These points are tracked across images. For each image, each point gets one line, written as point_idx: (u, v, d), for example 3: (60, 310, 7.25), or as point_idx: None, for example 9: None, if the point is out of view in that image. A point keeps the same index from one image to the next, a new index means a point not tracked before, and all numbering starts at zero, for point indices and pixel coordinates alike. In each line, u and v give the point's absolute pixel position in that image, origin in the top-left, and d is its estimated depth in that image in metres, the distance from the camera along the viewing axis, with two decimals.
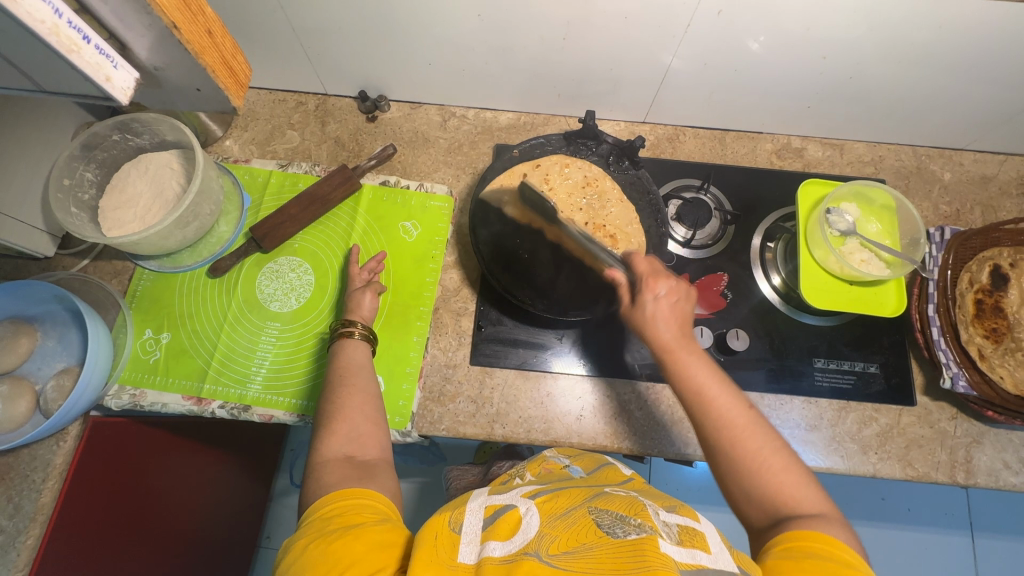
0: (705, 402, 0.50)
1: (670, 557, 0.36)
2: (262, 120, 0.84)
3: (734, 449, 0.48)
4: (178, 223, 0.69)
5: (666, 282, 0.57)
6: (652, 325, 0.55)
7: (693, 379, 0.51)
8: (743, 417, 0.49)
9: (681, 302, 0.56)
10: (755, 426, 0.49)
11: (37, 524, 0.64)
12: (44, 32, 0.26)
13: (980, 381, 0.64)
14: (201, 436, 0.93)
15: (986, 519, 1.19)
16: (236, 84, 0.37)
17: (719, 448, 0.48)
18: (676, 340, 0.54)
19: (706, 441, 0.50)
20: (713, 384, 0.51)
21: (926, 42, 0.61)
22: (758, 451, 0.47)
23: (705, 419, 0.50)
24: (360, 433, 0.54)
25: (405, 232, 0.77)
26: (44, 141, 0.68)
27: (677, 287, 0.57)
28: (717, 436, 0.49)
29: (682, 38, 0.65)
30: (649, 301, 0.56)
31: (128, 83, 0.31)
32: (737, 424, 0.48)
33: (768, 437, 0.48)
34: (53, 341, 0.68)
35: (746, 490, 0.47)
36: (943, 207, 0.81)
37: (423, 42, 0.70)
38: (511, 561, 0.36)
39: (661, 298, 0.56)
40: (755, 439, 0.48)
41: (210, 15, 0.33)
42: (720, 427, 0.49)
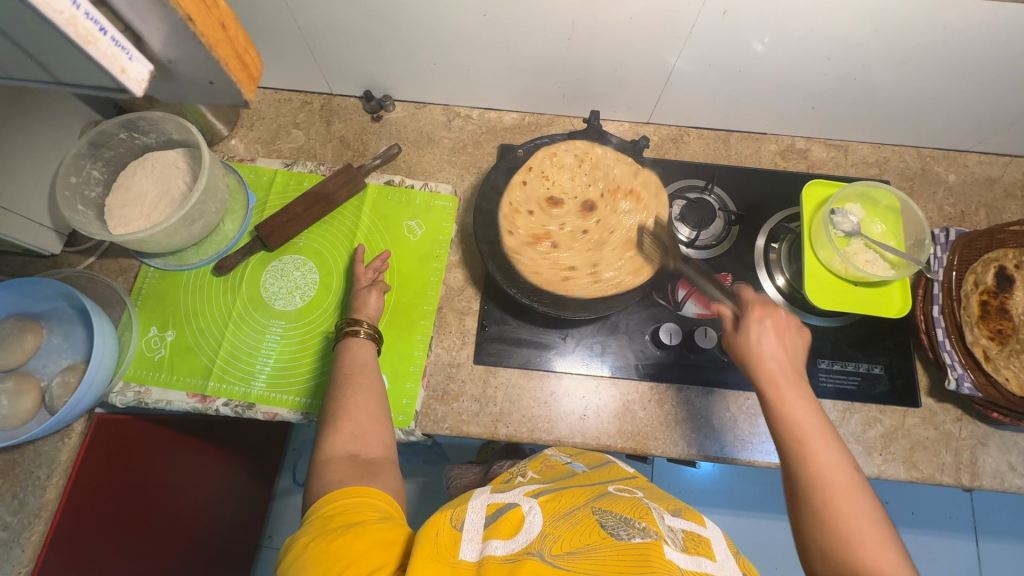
0: (804, 444, 0.51)
1: (674, 562, 0.36)
2: (267, 119, 0.84)
3: (826, 498, 0.48)
4: (184, 221, 0.69)
5: (776, 317, 0.59)
6: (757, 349, 0.57)
7: (795, 420, 0.53)
8: (845, 476, 0.49)
9: (785, 332, 0.59)
10: (857, 492, 0.48)
11: (41, 520, 0.64)
12: (62, 23, 0.26)
13: (985, 382, 0.64)
14: (205, 434, 0.93)
15: (991, 523, 1.19)
16: (251, 78, 0.36)
17: (807, 494, 0.49)
18: (781, 374, 0.56)
19: (794, 484, 0.51)
20: (816, 433, 0.52)
21: (932, 43, 0.61)
22: (853, 515, 0.47)
23: (800, 460, 0.51)
24: (364, 431, 0.54)
25: (409, 231, 0.77)
26: (51, 139, 0.68)
27: (781, 319, 0.59)
28: (808, 493, 0.49)
29: (686, 39, 0.65)
30: (757, 327, 0.59)
31: (142, 75, 0.32)
32: (836, 484, 0.48)
33: (869, 506, 0.48)
34: (59, 337, 0.68)
35: (827, 544, 0.46)
36: (947, 208, 0.80)
37: (428, 41, 0.70)
38: (514, 560, 0.36)
39: (766, 329, 0.58)
40: (847, 497, 0.48)
41: (223, 8, 0.32)
42: (811, 472, 0.50)
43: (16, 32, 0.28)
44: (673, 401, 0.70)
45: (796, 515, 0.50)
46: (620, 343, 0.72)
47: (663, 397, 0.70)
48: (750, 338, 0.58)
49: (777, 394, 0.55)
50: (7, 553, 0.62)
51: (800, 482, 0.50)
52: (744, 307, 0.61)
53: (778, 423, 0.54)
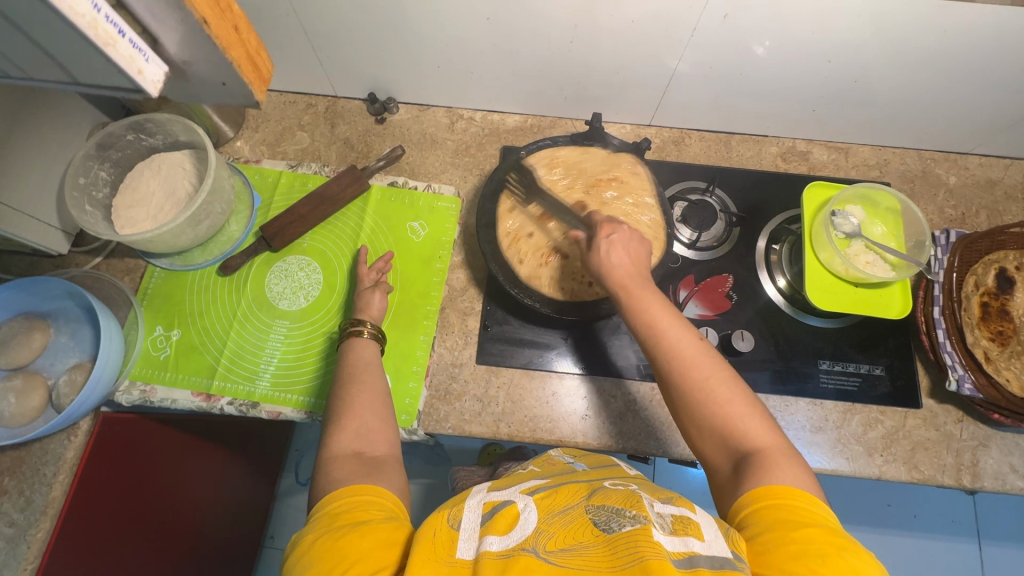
0: (657, 333, 0.53)
1: (660, 545, 0.36)
2: (272, 121, 0.85)
3: (687, 383, 0.50)
4: (190, 222, 0.70)
5: (615, 225, 0.60)
6: (606, 262, 0.58)
7: (646, 313, 0.54)
8: (700, 354, 0.51)
9: (631, 242, 0.59)
10: (704, 356, 0.51)
11: (48, 517, 0.65)
12: (84, 26, 0.27)
13: (986, 383, 0.64)
14: (210, 434, 0.94)
15: (994, 527, 1.18)
16: (260, 79, 0.37)
17: (674, 383, 0.51)
18: (630, 277, 0.57)
19: (661, 376, 0.52)
20: (665, 319, 0.53)
21: (932, 46, 0.62)
22: (714, 389, 0.49)
23: (659, 353, 0.52)
24: (369, 429, 0.55)
25: (412, 232, 0.78)
26: (60, 140, 0.69)
27: (625, 229, 0.60)
28: (671, 379, 0.51)
29: (687, 42, 0.66)
30: (604, 243, 0.59)
31: (157, 76, 0.32)
32: (686, 355, 0.51)
33: (717, 367, 0.51)
34: (66, 336, 0.69)
35: (699, 421, 0.49)
36: (948, 210, 0.81)
37: (432, 44, 0.71)
38: (508, 556, 0.37)
39: (613, 240, 0.59)
40: (708, 375, 0.50)
41: (237, 11, 0.33)
42: (669, 359, 0.51)
43: (38, 33, 0.29)
44: None
45: (672, 406, 0.52)
46: (622, 343, 0.73)
47: (664, 397, 0.71)
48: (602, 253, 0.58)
49: (631, 298, 0.55)
50: (13, 550, 0.63)
51: (665, 374, 0.52)
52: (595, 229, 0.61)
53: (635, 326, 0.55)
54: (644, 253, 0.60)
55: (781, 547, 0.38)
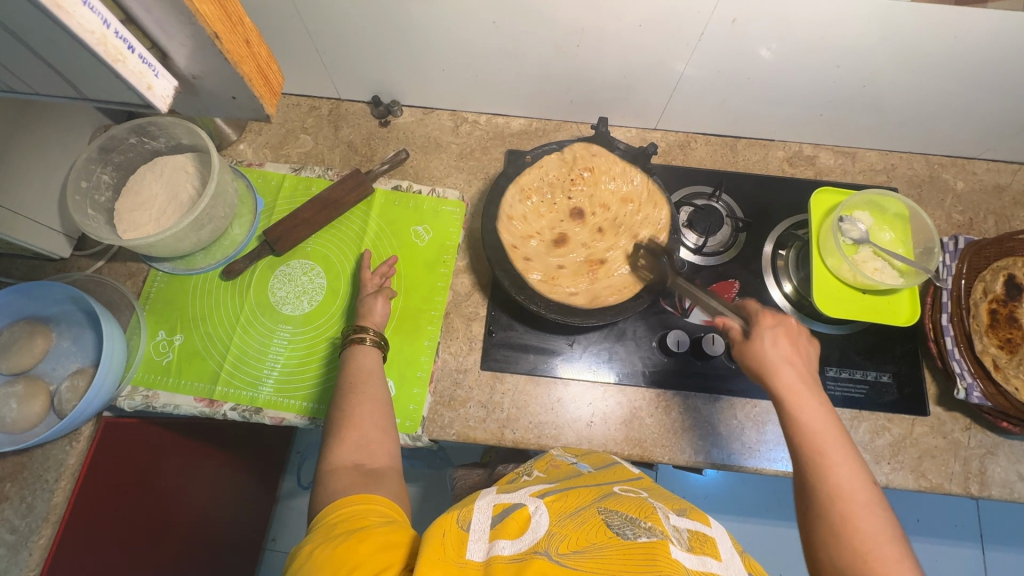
0: (823, 458, 0.49)
1: (680, 562, 0.36)
2: (275, 124, 0.84)
3: (843, 519, 0.46)
4: (194, 226, 0.69)
5: (785, 325, 0.56)
6: (763, 355, 0.54)
7: (809, 430, 0.50)
8: (864, 490, 0.47)
9: (797, 339, 0.55)
10: (874, 505, 0.46)
11: (48, 524, 0.64)
12: (93, 42, 0.26)
13: (995, 392, 0.64)
14: (210, 437, 0.93)
15: (998, 532, 1.18)
16: (270, 91, 0.37)
17: (823, 512, 0.47)
18: (796, 382, 0.53)
19: (810, 499, 0.49)
20: (834, 447, 0.49)
21: (941, 51, 0.61)
22: (872, 535, 0.45)
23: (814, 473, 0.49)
24: (369, 440, 0.54)
25: (416, 236, 0.77)
26: (62, 143, 0.68)
27: (791, 327, 0.56)
28: (824, 505, 0.47)
29: (695, 46, 0.65)
30: (767, 334, 0.55)
31: (167, 90, 0.32)
32: (853, 495, 0.47)
33: (887, 522, 0.46)
34: (67, 341, 0.69)
35: (842, 563, 0.44)
36: (955, 216, 0.80)
37: (438, 47, 0.71)
38: (520, 560, 0.36)
39: (779, 335, 0.55)
40: (865, 515, 0.45)
41: (248, 24, 0.33)
42: (829, 489, 0.47)
43: (46, 48, 0.28)
44: (680, 407, 0.70)
45: (810, 535, 0.48)
46: (627, 349, 0.72)
47: (670, 403, 0.70)
48: (761, 347, 0.54)
49: (795, 405, 0.52)
50: (14, 557, 0.62)
51: (817, 499, 0.48)
52: (752, 318, 0.57)
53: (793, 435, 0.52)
54: (808, 360, 0.55)
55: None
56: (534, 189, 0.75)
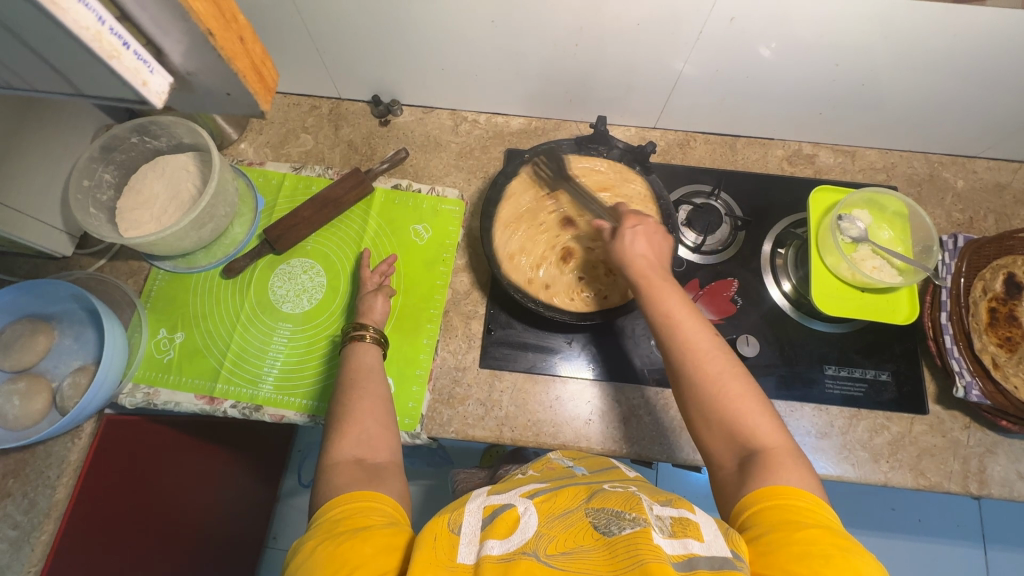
0: (672, 324, 0.54)
1: (662, 550, 0.36)
2: (276, 123, 0.85)
3: (699, 376, 0.51)
4: (194, 224, 0.70)
5: (642, 223, 0.63)
6: (628, 251, 0.61)
7: (663, 305, 0.56)
8: (708, 342, 0.53)
9: (654, 236, 0.62)
10: (716, 351, 0.52)
11: (51, 520, 0.64)
12: (88, 38, 0.27)
13: (995, 391, 0.64)
14: (211, 435, 0.94)
15: (1000, 532, 1.18)
16: (266, 89, 0.37)
17: (684, 374, 0.52)
18: (649, 268, 0.59)
19: (671, 366, 0.53)
20: (680, 310, 0.55)
21: (940, 48, 0.61)
22: (720, 377, 0.50)
23: (671, 340, 0.54)
24: (370, 436, 0.54)
25: (416, 235, 0.78)
26: (65, 142, 0.69)
27: (649, 225, 0.63)
28: (679, 366, 0.52)
29: (694, 44, 0.65)
30: (629, 233, 0.62)
31: (162, 87, 0.32)
32: (700, 349, 0.52)
33: (729, 363, 0.51)
34: (70, 339, 0.69)
35: (708, 416, 0.50)
36: (955, 214, 0.80)
37: (437, 46, 0.71)
38: (509, 560, 0.37)
39: (638, 232, 0.62)
40: (719, 368, 0.51)
41: (242, 21, 0.33)
42: (683, 351, 0.52)
43: (43, 45, 0.29)
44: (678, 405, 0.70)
45: (681, 401, 0.52)
46: (627, 348, 0.72)
47: (669, 402, 0.70)
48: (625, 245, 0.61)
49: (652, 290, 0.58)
50: (16, 553, 0.63)
51: (679, 364, 0.52)
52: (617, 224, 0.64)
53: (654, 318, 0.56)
54: (665, 251, 0.62)
55: (785, 548, 0.38)
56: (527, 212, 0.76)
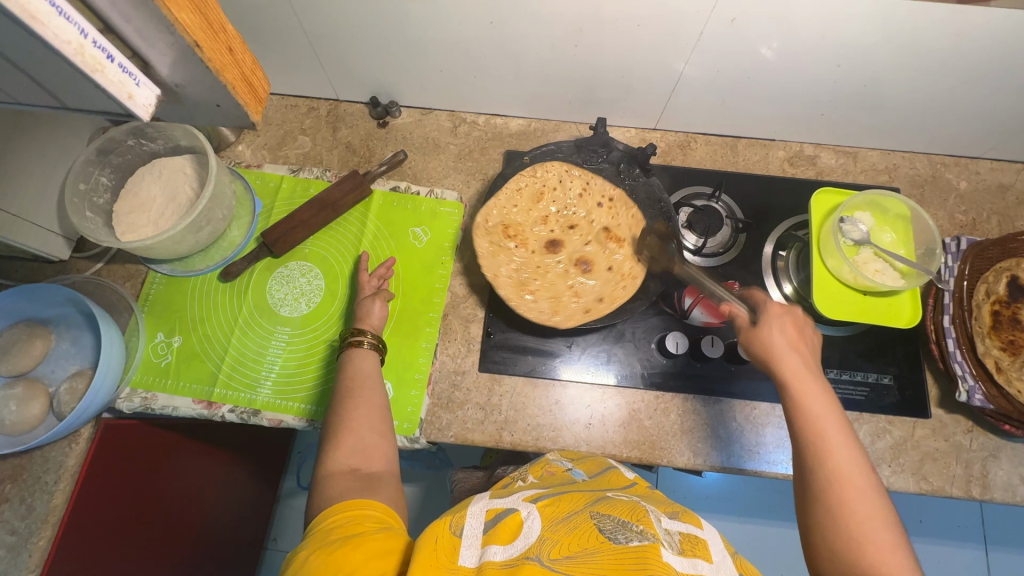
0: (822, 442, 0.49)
1: (671, 566, 0.35)
2: (274, 125, 0.84)
3: (840, 501, 0.46)
4: (191, 228, 0.69)
5: (790, 314, 0.57)
6: (768, 341, 0.55)
7: (811, 417, 0.50)
8: (861, 473, 0.47)
9: (803, 328, 0.57)
10: (870, 488, 0.46)
11: (48, 525, 0.64)
12: (70, 52, 0.26)
13: (998, 395, 0.63)
14: (210, 437, 0.94)
15: (1001, 532, 1.17)
16: (256, 99, 0.37)
17: (822, 495, 0.47)
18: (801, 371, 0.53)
19: (808, 483, 0.48)
20: (832, 429, 0.49)
21: (943, 49, 0.61)
22: (866, 514, 0.45)
23: (814, 458, 0.48)
24: (365, 445, 0.54)
25: (415, 238, 0.77)
26: (61, 146, 0.69)
27: (796, 316, 0.57)
28: (821, 485, 0.47)
29: (695, 45, 0.64)
30: (775, 321, 0.56)
31: (149, 99, 0.32)
32: (852, 480, 0.46)
33: (880, 505, 0.45)
34: (67, 343, 0.69)
35: (836, 546, 0.44)
36: (958, 216, 0.80)
37: (435, 48, 0.70)
38: (512, 565, 0.36)
39: (786, 324, 0.56)
40: (861, 499, 0.45)
41: (230, 32, 0.33)
42: (829, 471, 0.47)
43: (26, 59, 0.28)
44: (679, 409, 0.70)
45: (807, 517, 0.48)
46: (626, 352, 0.72)
47: (669, 406, 0.70)
48: (767, 333, 0.55)
49: (799, 389, 0.52)
50: (14, 559, 0.63)
51: (816, 481, 0.47)
52: (761, 308, 0.58)
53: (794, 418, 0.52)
54: (810, 346, 0.56)
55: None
56: (511, 228, 0.75)
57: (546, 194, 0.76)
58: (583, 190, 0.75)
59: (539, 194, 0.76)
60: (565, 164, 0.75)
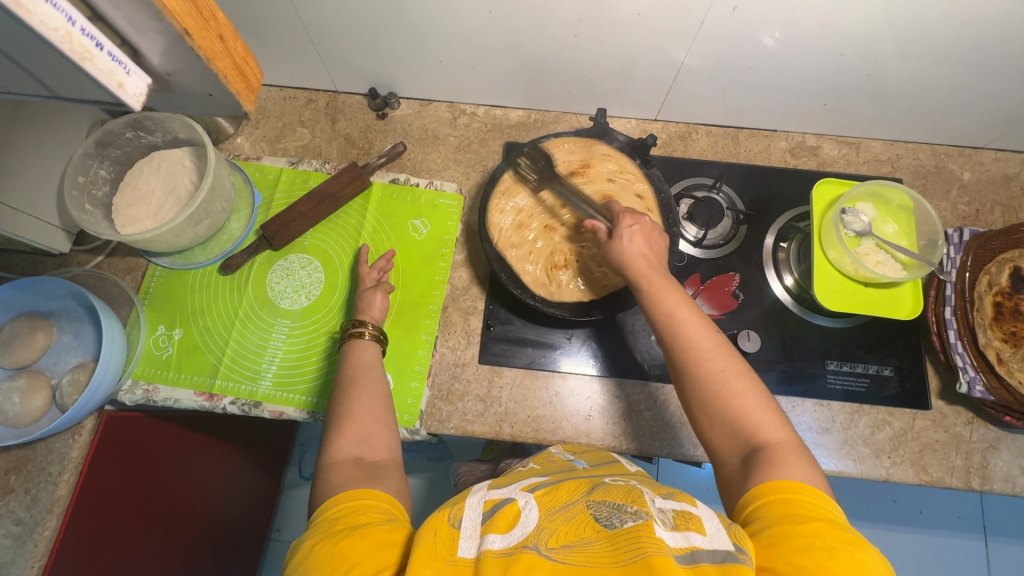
0: (674, 325, 0.52)
1: (664, 541, 0.36)
2: (273, 117, 0.84)
3: (705, 375, 0.49)
4: (191, 220, 0.69)
5: (637, 218, 0.60)
6: (624, 252, 0.58)
7: (663, 305, 0.54)
8: (710, 341, 0.51)
9: (650, 233, 0.60)
10: (721, 348, 0.51)
11: (54, 515, 0.66)
12: (58, 40, 0.26)
13: (998, 386, 0.63)
14: (216, 429, 0.94)
15: (1001, 524, 1.17)
16: (248, 88, 0.36)
17: (689, 375, 0.50)
18: (648, 266, 0.57)
19: (677, 369, 0.52)
20: (681, 309, 0.53)
21: (948, 37, 0.60)
22: (723, 375, 0.49)
23: (673, 346, 0.52)
24: (369, 434, 0.54)
25: (414, 230, 0.77)
26: (60, 139, 0.68)
27: (646, 222, 0.60)
28: (684, 366, 0.51)
29: (696, 34, 0.64)
30: (627, 233, 0.59)
31: (140, 89, 0.31)
32: (704, 347, 0.51)
33: (733, 359, 0.50)
34: (69, 335, 0.69)
35: (711, 414, 0.48)
36: (961, 207, 0.79)
37: (434, 38, 0.70)
38: (510, 554, 0.36)
39: (635, 233, 0.59)
40: (724, 371, 0.49)
41: (221, 20, 0.33)
42: (686, 350, 0.51)
43: (12, 47, 0.28)
44: (679, 401, 0.70)
45: (683, 396, 0.51)
46: (625, 344, 0.72)
47: (669, 397, 0.70)
48: (620, 244, 0.58)
49: (649, 287, 0.55)
50: (20, 548, 0.63)
51: (684, 368, 0.51)
52: (614, 219, 0.61)
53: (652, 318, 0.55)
54: (661, 245, 0.59)
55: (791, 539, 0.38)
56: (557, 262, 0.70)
57: (522, 226, 0.72)
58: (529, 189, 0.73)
59: (519, 224, 0.71)
60: (495, 197, 0.72)
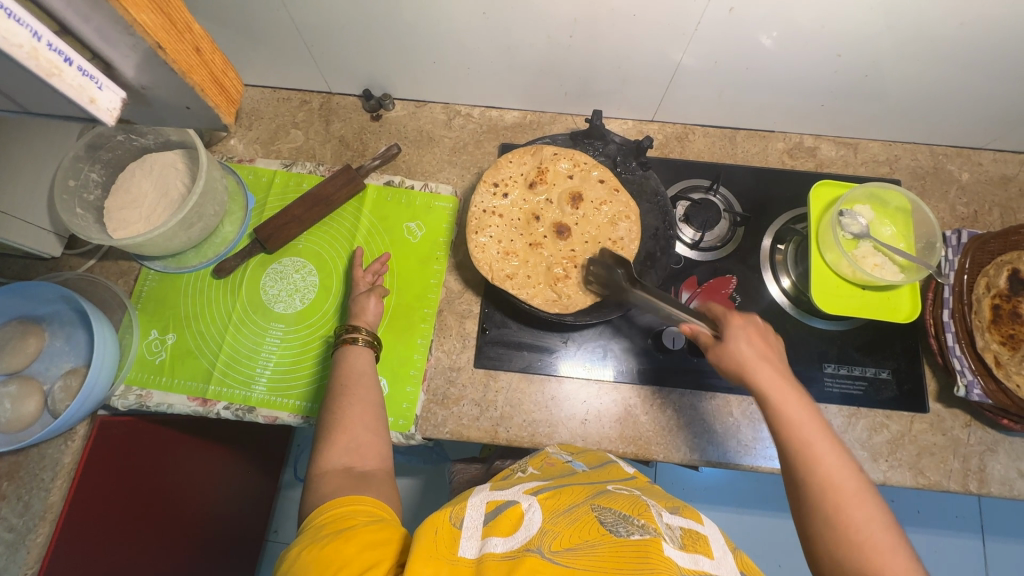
0: (807, 453, 0.49)
1: (672, 560, 0.35)
2: (266, 118, 0.83)
3: (841, 515, 0.46)
4: (183, 224, 0.69)
5: (753, 326, 0.57)
6: (737, 354, 0.55)
7: (793, 426, 0.51)
8: (850, 479, 0.47)
9: (766, 337, 0.57)
10: (865, 494, 0.47)
11: (46, 522, 0.65)
12: (21, 57, 0.25)
13: (996, 390, 0.63)
14: (209, 432, 0.94)
15: (999, 523, 1.17)
16: (227, 100, 0.37)
17: (821, 511, 0.47)
18: (777, 381, 0.53)
19: (806, 499, 0.48)
20: (818, 438, 0.50)
21: (945, 38, 0.59)
22: (864, 522, 0.45)
23: (805, 477, 0.48)
24: (360, 443, 0.54)
25: (409, 233, 0.76)
26: (51, 142, 0.68)
27: (758, 325, 0.58)
28: (817, 500, 0.47)
29: (692, 35, 0.63)
30: (739, 332, 0.56)
31: (114, 103, 0.30)
32: (844, 488, 0.47)
33: (878, 508, 0.46)
34: (60, 341, 0.68)
35: (842, 560, 0.44)
36: (960, 208, 0.79)
37: (427, 39, 0.69)
38: (513, 558, 0.35)
39: (751, 334, 0.56)
40: (863, 512, 0.45)
41: (197, 32, 0.33)
42: (821, 483, 0.47)
43: None
44: (675, 405, 0.70)
45: (808, 532, 0.48)
46: (622, 347, 0.72)
47: (665, 401, 0.70)
48: (735, 345, 0.55)
49: (777, 400, 0.52)
50: (13, 555, 0.63)
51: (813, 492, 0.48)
52: (718, 319, 0.58)
53: (779, 430, 0.52)
54: (779, 355, 0.56)
55: None
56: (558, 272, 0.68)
57: (508, 254, 0.69)
58: (495, 213, 0.71)
59: (506, 254, 0.69)
60: (472, 236, 0.69)
